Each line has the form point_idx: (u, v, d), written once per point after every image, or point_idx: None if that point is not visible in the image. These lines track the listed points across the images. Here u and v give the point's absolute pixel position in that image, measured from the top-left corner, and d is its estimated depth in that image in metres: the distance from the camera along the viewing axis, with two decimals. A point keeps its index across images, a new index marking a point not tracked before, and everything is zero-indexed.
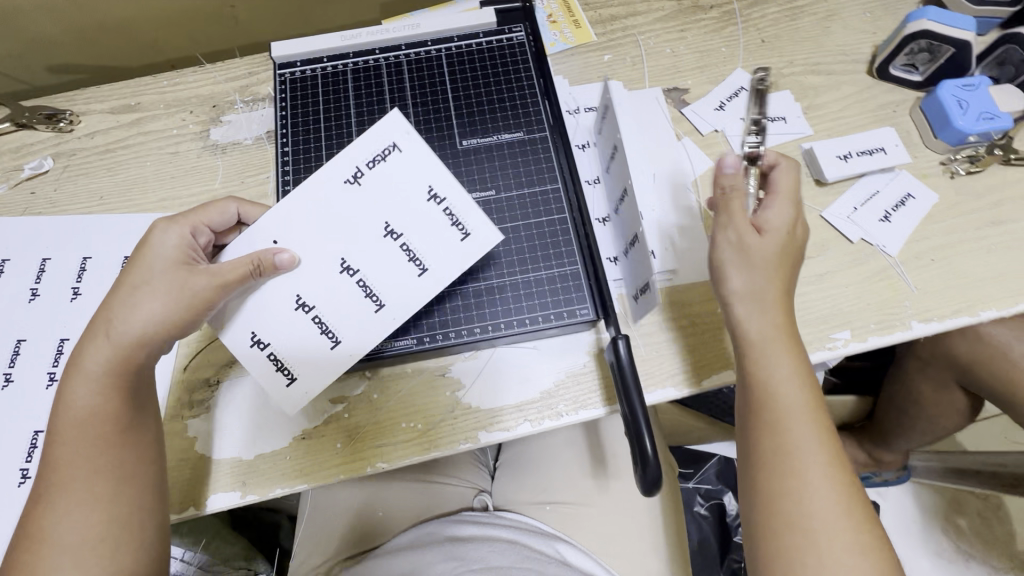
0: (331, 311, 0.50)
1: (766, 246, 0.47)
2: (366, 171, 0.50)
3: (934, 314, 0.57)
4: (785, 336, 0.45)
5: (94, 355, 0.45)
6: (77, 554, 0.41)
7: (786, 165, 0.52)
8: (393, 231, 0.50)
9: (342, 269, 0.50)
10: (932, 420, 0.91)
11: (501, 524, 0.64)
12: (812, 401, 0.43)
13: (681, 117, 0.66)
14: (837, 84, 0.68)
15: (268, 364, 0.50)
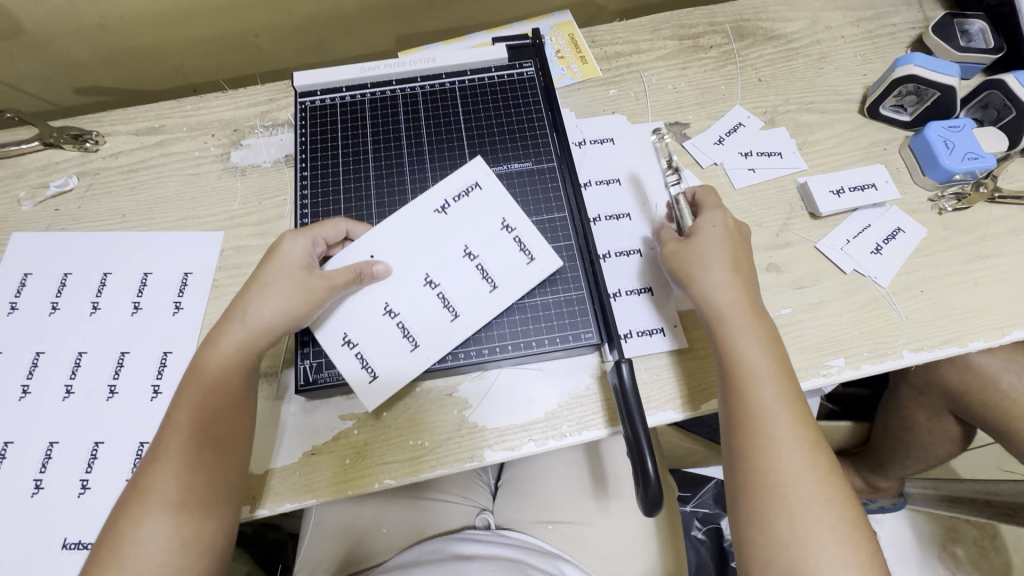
0: (412, 319, 0.56)
1: (707, 244, 0.54)
2: (453, 204, 0.59)
3: (924, 344, 0.59)
4: (750, 318, 0.50)
5: (229, 336, 0.50)
6: (172, 513, 0.44)
7: (705, 191, 0.59)
8: (471, 254, 0.58)
9: (426, 283, 0.57)
10: (926, 447, 0.92)
11: (505, 544, 0.65)
12: (773, 365, 0.48)
13: (682, 150, 0.69)
14: (830, 122, 0.71)
15: (354, 360, 0.55)
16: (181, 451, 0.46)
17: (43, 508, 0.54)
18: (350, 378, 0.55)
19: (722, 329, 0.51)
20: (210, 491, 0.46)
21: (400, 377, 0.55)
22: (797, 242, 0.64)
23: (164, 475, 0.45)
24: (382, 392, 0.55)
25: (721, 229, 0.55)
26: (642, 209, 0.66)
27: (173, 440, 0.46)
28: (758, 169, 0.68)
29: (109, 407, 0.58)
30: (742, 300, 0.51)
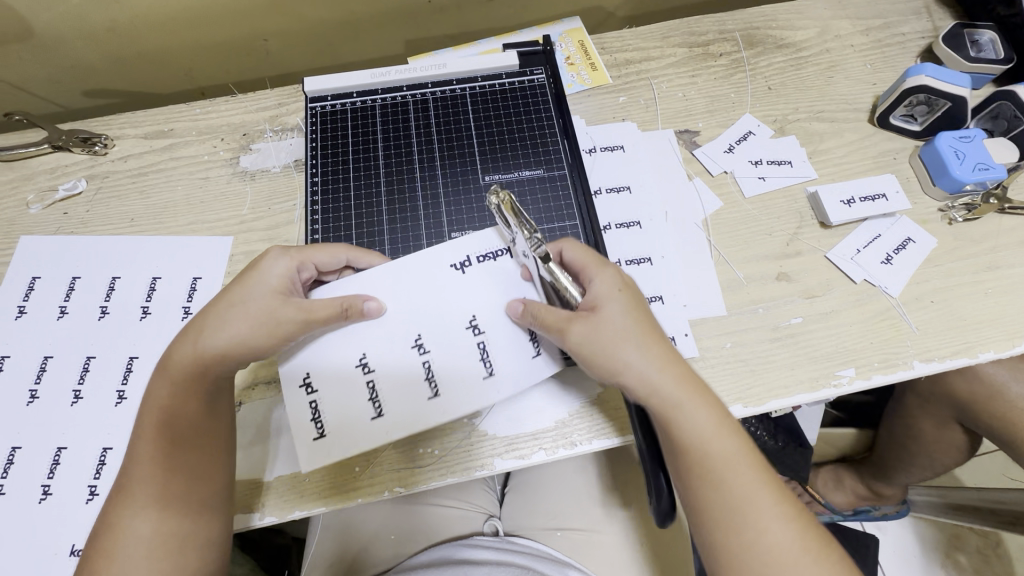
0: (386, 383, 0.52)
1: (615, 315, 0.49)
2: (474, 264, 0.55)
3: (935, 354, 0.59)
4: (687, 386, 0.48)
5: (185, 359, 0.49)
6: (143, 552, 0.45)
7: (572, 245, 0.53)
8: (476, 326, 0.53)
9: (415, 344, 0.53)
10: (932, 455, 0.92)
11: (513, 551, 0.65)
12: (737, 444, 0.47)
13: (692, 157, 0.69)
14: (841, 131, 0.71)
15: (307, 412, 0.51)
16: (148, 488, 0.46)
17: (50, 514, 0.54)
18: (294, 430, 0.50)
19: (672, 410, 0.47)
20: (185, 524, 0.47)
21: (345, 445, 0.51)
22: (807, 251, 0.64)
23: (130, 511, 0.46)
24: (318, 455, 0.50)
25: (621, 292, 0.50)
26: (651, 218, 0.66)
27: (138, 478, 0.47)
28: (769, 178, 0.68)
29: (117, 413, 0.58)
30: (672, 366, 0.48)
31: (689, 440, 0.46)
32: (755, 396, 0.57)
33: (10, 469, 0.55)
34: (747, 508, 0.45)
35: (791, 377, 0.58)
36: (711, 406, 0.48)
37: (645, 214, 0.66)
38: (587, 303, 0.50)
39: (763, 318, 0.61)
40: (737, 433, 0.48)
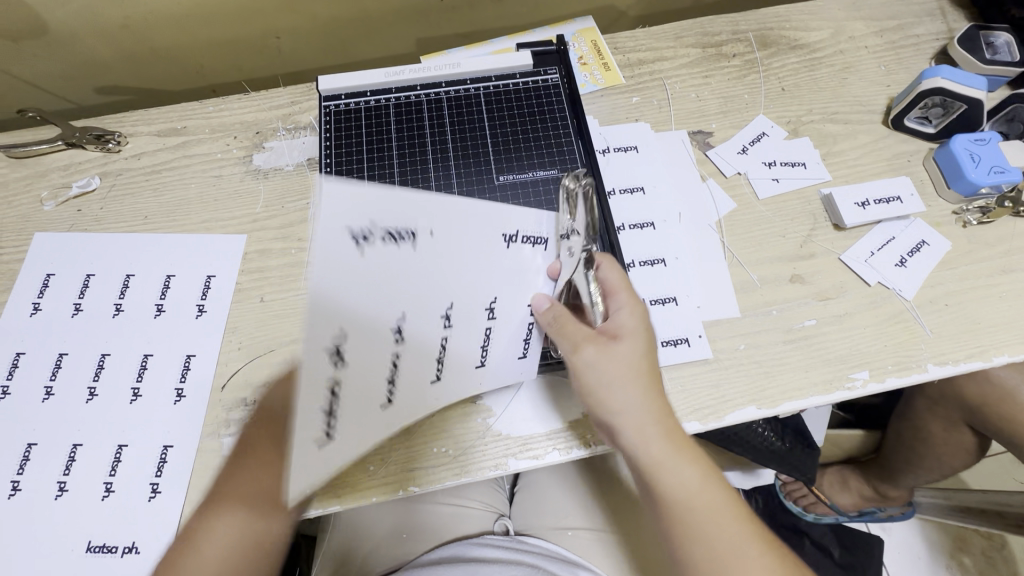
0: (410, 356, 0.40)
1: (628, 355, 0.47)
2: (519, 245, 0.43)
3: (949, 358, 0.59)
4: (678, 443, 0.47)
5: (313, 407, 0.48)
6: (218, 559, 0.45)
7: (611, 266, 0.50)
8: (494, 311, 0.45)
9: (444, 316, 0.41)
10: (941, 457, 0.92)
11: (524, 551, 0.66)
12: (724, 500, 0.47)
13: (706, 158, 0.69)
14: (854, 133, 0.71)
15: (320, 392, 0.34)
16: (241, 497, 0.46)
17: (67, 510, 0.54)
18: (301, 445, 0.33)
19: (660, 463, 0.47)
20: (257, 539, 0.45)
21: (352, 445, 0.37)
22: (821, 253, 0.64)
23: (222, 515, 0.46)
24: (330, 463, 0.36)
25: (643, 331, 0.48)
26: (665, 219, 0.66)
27: (235, 486, 0.47)
28: (782, 179, 0.68)
29: (132, 410, 0.58)
30: (667, 419, 0.48)
31: (669, 493, 0.47)
32: (769, 398, 0.57)
33: (26, 466, 0.55)
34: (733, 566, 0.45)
35: (805, 379, 0.58)
36: (701, 461, 0.47)
37: (658, 215, 0.66)
38: (611, 329, 0.48)
39: (777, 320, 0.61)
40: (723, 488, 0.48)
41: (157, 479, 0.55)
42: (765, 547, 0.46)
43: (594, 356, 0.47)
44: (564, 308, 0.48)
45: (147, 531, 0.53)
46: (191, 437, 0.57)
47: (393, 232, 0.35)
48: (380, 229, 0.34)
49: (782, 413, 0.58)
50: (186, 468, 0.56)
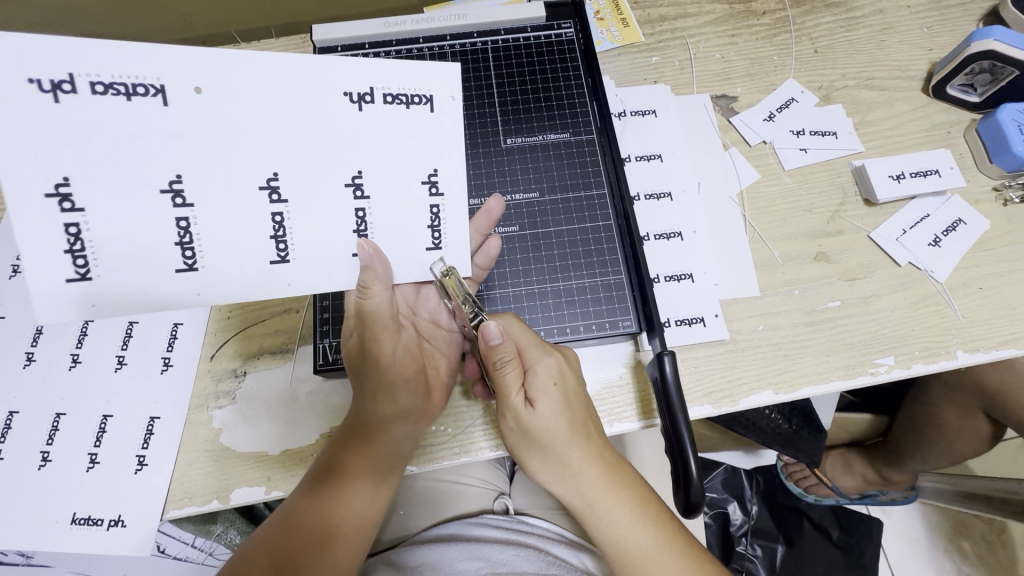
0: (207, 232, 0.39)
1: (546, 418, 0.46)
2: (372, 101, 0.40)
3: (981, 344, 0.55)
4: (604, 490, 0.48)
5: (417, 423, 0.50)
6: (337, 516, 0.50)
7: (514, 322, 0.49)
8: (357, 185, 0.41)
9: (266, 186, 0.39)
10: (951, 443, 0.90)
11: (525, 532, 0.65)
12: (665, 538, 0.48)
13: (729, 125, 0.64)
14: (891, 101, 0.66)
15: (169, 225, 0.38)
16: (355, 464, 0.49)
17: (50, 480, 0.52)
18: (163, 70, 0.36)
19: (586, 509, 0.48)
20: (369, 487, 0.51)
21: (101, 149, 0.36)
22: (849, 230, 0.60)
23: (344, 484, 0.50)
24: (45, 157, 0.35)
25: (557, 387, 0.46)
26: (683, 189, 0.61)
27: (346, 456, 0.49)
28: (810, 150, 0.63)
29: (118, 379, 0.55)
30: (594, 467, 0.48)
31: (606, 542, 0.48)
32: (787, 381, 0.54)
33: (7, 434, 0.53)
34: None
35: (826, 363, 0.55)
36: (628, 502, 0.48)
37: (677, 184, 0.61)
38: (532, 398, 0.46)
39: (799, 300, 0.57)
40: (663, 525, 0.49)
41: (143, 451, 0.53)
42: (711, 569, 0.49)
43: (513, 419, 0.46)
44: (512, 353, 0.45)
45: (134, 504, 0.51)
46: (179, 408, 0.55)
47: (400, 95, 0.41)
48: (383, 94, 0.40)
49: (800, 397, 0.55)
50: (174, 440, 0.53)
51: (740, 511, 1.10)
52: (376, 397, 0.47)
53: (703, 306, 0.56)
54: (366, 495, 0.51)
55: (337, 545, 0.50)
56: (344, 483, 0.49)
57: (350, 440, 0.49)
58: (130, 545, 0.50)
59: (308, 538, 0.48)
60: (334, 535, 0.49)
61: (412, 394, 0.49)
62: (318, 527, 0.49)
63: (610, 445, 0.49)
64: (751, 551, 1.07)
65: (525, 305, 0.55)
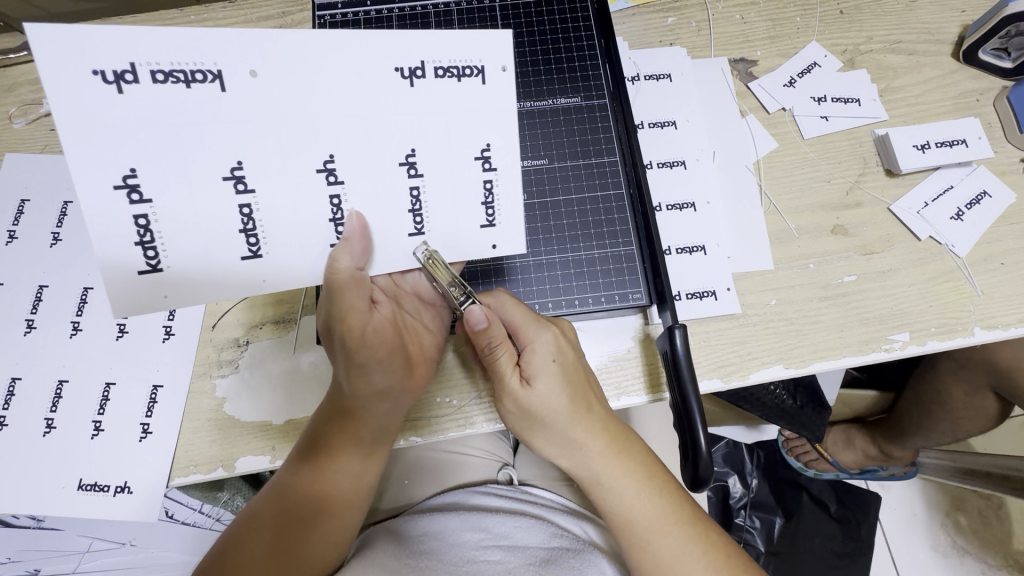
0: (271, 220, 0.39)
1: (545, 394, 0.45)
2: (426, 75, 0.38)
3: (998, 321, 0.54)
4: (611, 460, 0.48)
5: (401, 401, 0.48)
6: (332, 487, 0.51)
7: (509, 299, 0.47)
8: (413, 163, 0.40)
9: (324, 168, 0.39)
10: (956, 421, 0.89)
11: (526, 501, 0.65)
12: (672, 507, 0.48)
13: (747, 91, 0.61)
14: (918, 66, 0.63)
15: (235, 216, 0.39)
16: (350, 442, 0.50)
17: (55, 448, 0.52)
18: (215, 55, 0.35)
19: (592, 483, 0.48)
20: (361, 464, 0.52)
21: (166, 138, 0.36)
22: (868, 202, 0.58)
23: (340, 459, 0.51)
24: (103, 156, 0.35)
25: (556, 363, 0.45)
26: (697, 157, 0.59)
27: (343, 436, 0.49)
28: (831, 118, 0.61)
29: (120, 347, 0.55)
30: (599, 439, 0.47)
31: (613, 513, 0.48)
32: (799, 356, 0.53)
33: (11, 400, 0.53)
34: (678, 568, 0.47)
35: (839, 338, 0.54)
36: (634, 473, 0.48)
37: (691, 152, 0.59)
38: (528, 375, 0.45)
39: (814, 274, 0.56)
40: (670, 496, 0.49)
41: (147, 419, 0.53)
42: (716, 542, 0.49)
43: (512, 401, 0.46)
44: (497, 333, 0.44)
45: (140, 471, 0.51)
46: (182, 376, 0.54)
47: (451, 67, 0.39)
48: (434, 68, 0.39)
49: (811, 372, 0.54)
50: (177, 408, 0.53)
51: (740, 484, 1.11)
52: (355, 379, 0.45)
53: (716, 280, 0.55)
54: (355, 464, 0.52)
55: (330, 512, 0.52)
56: (329, 457, 0.50)
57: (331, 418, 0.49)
58: (137, 511, 0.51)
59: (298, 506, 0.51)
60: (323, 503, 0.51)
61: (394, 374, 0.46)
62: (307, 497, 0.51)
63: (614, 417, 0.49)
64: (749, 522, 1.08)
65: (532, 276, 0.54)
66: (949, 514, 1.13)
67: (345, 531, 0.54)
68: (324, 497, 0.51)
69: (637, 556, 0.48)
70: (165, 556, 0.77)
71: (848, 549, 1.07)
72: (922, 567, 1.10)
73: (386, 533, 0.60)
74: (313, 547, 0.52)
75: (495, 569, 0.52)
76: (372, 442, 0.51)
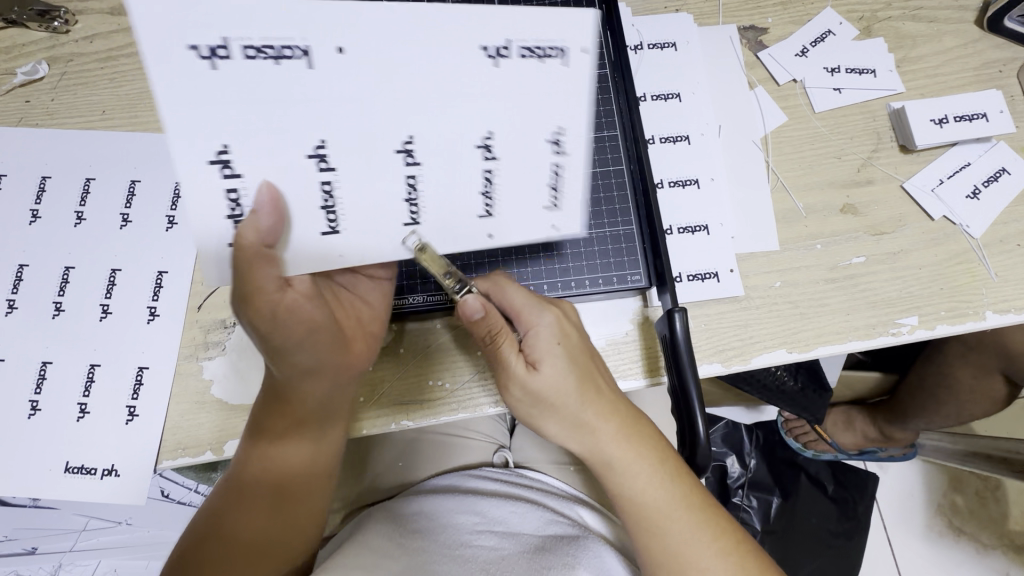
0: (348, 195, 0.38)
1: (552, 379, 0.44)
2: (509, 52, 0.36)
3: (1011, 306, 0.52)
4: (620, 443, 0.47)
5: (341, 377, 0.45)
6: (292, 468, 0.50)
7: (506, 282, 0.46)
8: (488, 145, 0.38)
9: (403, 149, 0.37)
10: (961, 403, 0.88)
11: (523, 485, 0.64)
12: (675, 492, 0.47)
13: (757, 62, 0.58)
14: (939, 35, 0.59)
15: (314, 194, 0.37)
16: (308, 425, 0.48)
17: (41, 430, 0.51)
18: (306, 30, 0.34)
19: (604, 468, 0.47)
20: (319, 444, 0.50)
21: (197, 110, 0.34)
22: (881, 179, 0.55)
23: (295, 441, 0.49)
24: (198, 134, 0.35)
25: (559, 346, 0.44)
26: (702, 132, 0.56)
27: (296, 420, 0.47)
28: (844, 90, 0.57)
29: (104, 329, 0.53)
30: (611, 422, 0.46)
31: (620, 497, 0.47)
32: (803, 341, 0.51)
33: None
34: (685, 554, 0.46)
35: (845, 322, 0.52)
36: (644, 457, 0.47)
37: (696, 126, 0.56)
38: (532, 359, 0.44)
39: (821, 256, 0.53)
40: (675, 482, 0.47)
41: (133, 402, 0.52)
42: (718, 533, 0.47)
43: (519, 388, 0.44)
44: (498, 319, 0.43)
45: (127, 454, 0.51)
46: (168, 358, 0.53)
47: (534, 48, 0.36)
48: (518, 47, 0.36)
49: (814, 357, 0.52)
50: (164, 391, 0.52)
51: (738, 464, 1.10)
52: (280, 364, 0.42)
53: (720, 261, 0.53)
54: (313, 444, 0.50)
55: (303, 488, 0.51)
56: (279, 441, 0.48)
57: (268, 406, 0.46)
58: (128, 492, 0.50)
59: (262, 488, 0.50)
60: (289, 481, 0.50)
61: (324, 354, 0.43)
62: (273, 476, 0.49)
63: (624, 399, 0.48)
64: (747, 502, 1.08)
65: (527, 257, 0.51)
66: (946, 495, 1.13)
67: (320, 504, 0.54)
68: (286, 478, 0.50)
69: (641, 540, 0.47)
70: (161, 534, 0.78)
71: (844, 528, 1.07)
72: (918, 547, 1.10)
73: (379, 513, 0.60)
74: (291, 522, 0.52)
75: (490, 556, 0.52)
76: (328, 421, 0.48)
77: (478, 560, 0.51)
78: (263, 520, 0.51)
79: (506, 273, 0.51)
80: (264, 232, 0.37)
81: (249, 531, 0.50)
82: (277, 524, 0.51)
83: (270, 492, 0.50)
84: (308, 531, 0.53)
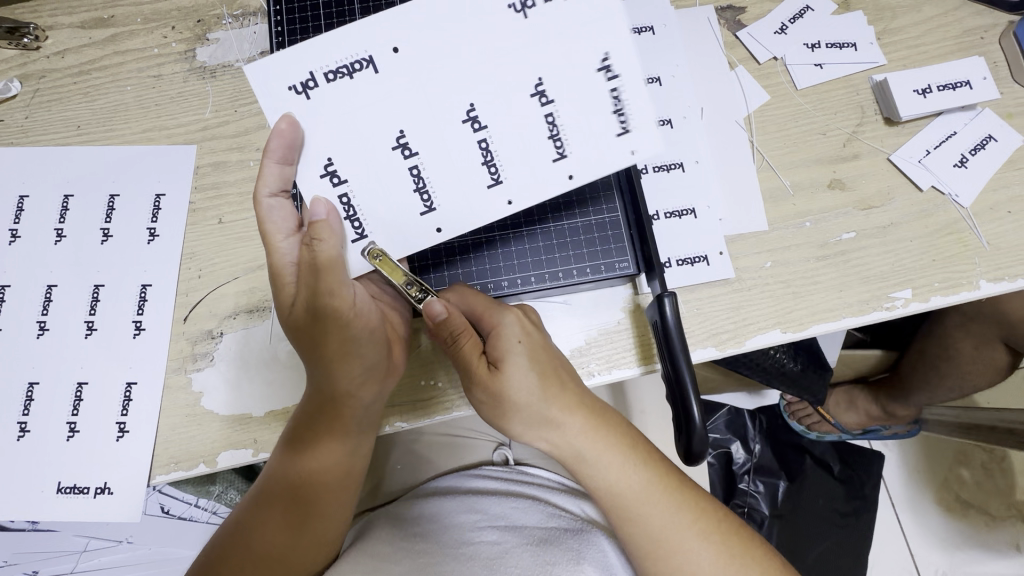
0: (434, 165, 0.41)
1: (522, 376, 0.44)
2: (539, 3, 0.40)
3: (1004, 273, 0.52)
4: (593, 437, 0.46)
5: (387, 383, 0.47)
6: (320, 476, 0.49)
7: (466, 288, 0.46)
8: (543, 92, 0.41)
9: (470, 120, 0.41)
10: (964, 376, 0.88)
11: (519, 482, 0.64)
12: (653, 478, 0.47)
13: (736, 41, 0.57)
14: (918, 4, 0.58)
15: (406, 178, 0.41)
16: (337, 432, 0.48)
17: (32, 451, 0.50)
18: (368, 43, 0.40)
19: (579, 461, 0.47)
20: (350, 452, 0.49)
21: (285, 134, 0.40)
22: (867, 153, 0.55)
23: (324, 451, 0.48)
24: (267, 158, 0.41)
25: (523, 343, 0.44)
26: (684, 115, 0.55)
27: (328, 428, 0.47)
28: (826, 66, 0.57)
29: (89, 346, 0.53)
30: (580, 416, 0.45)
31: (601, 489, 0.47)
32: (796, 320, 0.51)
33: None
34: (674, 541, 0.46)
35: (838, 299, 0.51)
36: (616, 446, 0.46)
37: (677, 110, 0.55)
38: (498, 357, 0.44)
39: (810, 233, 0.53)
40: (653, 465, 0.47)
41: (123, 418, 0.51)
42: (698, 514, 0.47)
43: (484, 388, 0.44)
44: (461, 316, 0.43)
45: (120, 472, 0.50)
46: (156, 372, 0.52)
47: None
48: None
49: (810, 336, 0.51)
50: (153, 405, 0.51)
51: (743, 450, 1.09)
52: (340, 367, 0.43)
53: (708, 244, 0.52)
54: (340, 452, 0.49)
55: (325, 501, 0.50)
56: (308, 451, 0.47)
57: (306, 414, 0.46)
58: (120, 510, 0.50)
59: (291, 499, 0.49)
60: (315, 493, 0.49)
61: (380, 358, 0.45)
62: (297, 487, 0.49)
63: (589, 393, 0.47)
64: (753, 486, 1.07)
65: (512, 248, 0.51)
66: (952, 469, 1.12)
67: (344, 518, 0.53)
68: (314, 488, 0.49)
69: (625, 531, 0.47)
70: (164, 551, 0.77)
71: (850, 508, 1.06)
72: (925, 523, 1.10)
73: (383, 518, 0.59)
74: (315, 537, 0.51)
75: (493, 550, 0.51)
76: (362, 426, 0.48)
77: (483, 555, 0.50)
78: (282, 533, 0.50)
79: (492, 268, 0.50)
80: (334, 239, 0.40)
81: (269, 544, 0.49)
82: (299, 539, 0.50)
83: (292, 505, 0.49)
84: (329, 541, 0.52)
